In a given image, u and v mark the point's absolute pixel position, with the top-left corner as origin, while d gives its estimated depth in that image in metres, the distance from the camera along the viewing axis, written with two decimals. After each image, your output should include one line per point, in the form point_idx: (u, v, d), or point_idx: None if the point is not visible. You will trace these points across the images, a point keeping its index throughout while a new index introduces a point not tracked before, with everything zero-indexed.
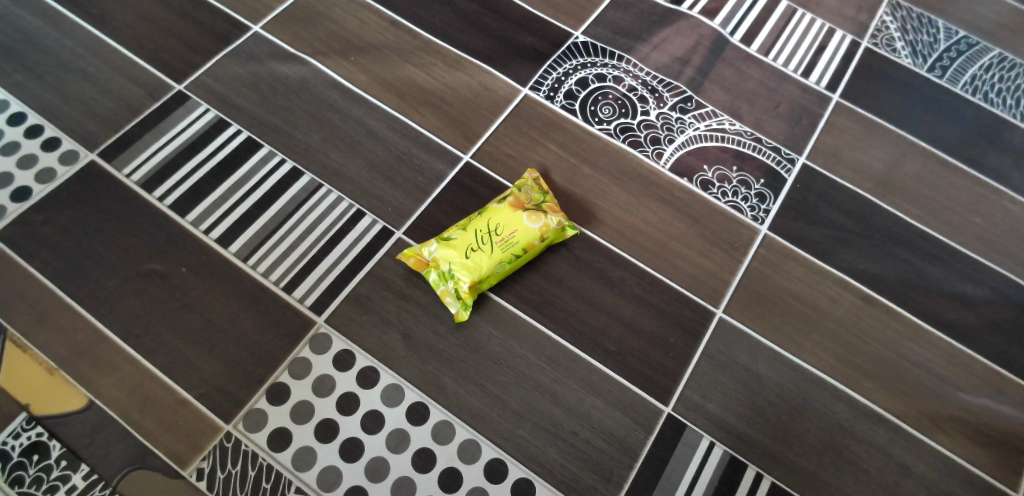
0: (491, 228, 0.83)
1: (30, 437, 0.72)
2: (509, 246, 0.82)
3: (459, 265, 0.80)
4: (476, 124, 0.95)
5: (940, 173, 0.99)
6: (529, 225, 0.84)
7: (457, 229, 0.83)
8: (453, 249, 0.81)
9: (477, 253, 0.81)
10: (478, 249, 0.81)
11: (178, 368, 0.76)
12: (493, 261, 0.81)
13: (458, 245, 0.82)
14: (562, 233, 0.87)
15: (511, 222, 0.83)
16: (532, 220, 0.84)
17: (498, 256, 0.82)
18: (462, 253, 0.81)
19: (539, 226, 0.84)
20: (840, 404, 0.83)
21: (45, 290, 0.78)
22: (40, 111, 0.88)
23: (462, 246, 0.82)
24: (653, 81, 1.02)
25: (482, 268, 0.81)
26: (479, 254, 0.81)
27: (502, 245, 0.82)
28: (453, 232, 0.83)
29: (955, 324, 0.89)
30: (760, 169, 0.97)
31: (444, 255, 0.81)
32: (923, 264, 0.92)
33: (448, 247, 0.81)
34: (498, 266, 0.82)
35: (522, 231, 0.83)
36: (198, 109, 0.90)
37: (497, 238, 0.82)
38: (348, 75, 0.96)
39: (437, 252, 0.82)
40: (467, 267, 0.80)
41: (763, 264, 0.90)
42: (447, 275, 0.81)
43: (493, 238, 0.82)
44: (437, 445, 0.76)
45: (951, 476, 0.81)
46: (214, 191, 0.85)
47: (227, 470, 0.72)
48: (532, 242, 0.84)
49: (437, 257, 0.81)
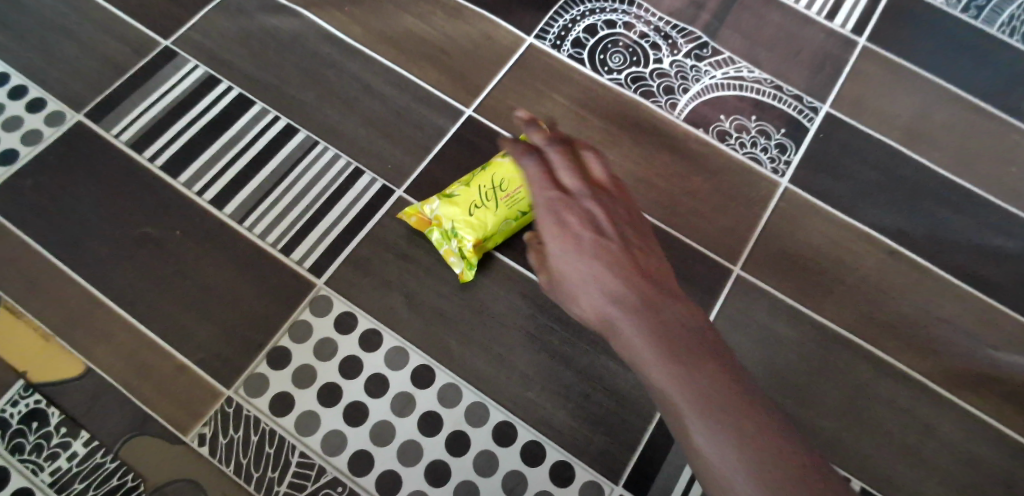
0: (495, 182, 0.77)
1: (28, 405, 0.70)
2: (517, 201, 0.77)
3: (461, 223, 0.76)
4: (478, 77, 0.90)
5: (973, 121, 0.93)
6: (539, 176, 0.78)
7: (460, 185, 0.79)
8: (456, 207, 0.77)
9: (480, 211, 0.76)
10: (483, 206, 0.77)
11: (176, 333, 0.74)
12: (499, 218, 0.76)
13: (462, 201, 0.77)
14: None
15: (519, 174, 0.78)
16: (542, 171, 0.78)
17: (505, 212, 0.77)
18: (466, 211, 0.76)
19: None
20: (862, 363, 0.80)
21: (36, 256, 0.76)
22: (23, 71, 0.84)
23: (464, 202, 0.77)
24: (666, 27, 0.95)
25: (487, 226, 0.76)
26: (483, 211, 0.76)
27: (509, 201, 0.77)
28: (456, 187, 0.79)
29: (987, 279, 0.84)
30: (781, 118, 0.91)
31: (446, 213, 0.77)
32: (953, 216, 0.87)
33: (450, 205, 0.77)
34: (505, 224, 0.77)
35: None
36: (187, 66, 0.87)
37: (503, 194, 0.77)
38: (342, 27, 0.91)
39: (439, 210, 0.77)
40: (470, 225, 0.76)
41: (783, 219, 0.86)
42: (451, 234, 0.77)
43: (500, 192, 0.77)
44: (443, 408, 0.74)
45: (978, 436, 0.78)
46: (206, 151, 0.82)
47: (229, 436, 0.71)
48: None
49: (439, 216, 0.77)
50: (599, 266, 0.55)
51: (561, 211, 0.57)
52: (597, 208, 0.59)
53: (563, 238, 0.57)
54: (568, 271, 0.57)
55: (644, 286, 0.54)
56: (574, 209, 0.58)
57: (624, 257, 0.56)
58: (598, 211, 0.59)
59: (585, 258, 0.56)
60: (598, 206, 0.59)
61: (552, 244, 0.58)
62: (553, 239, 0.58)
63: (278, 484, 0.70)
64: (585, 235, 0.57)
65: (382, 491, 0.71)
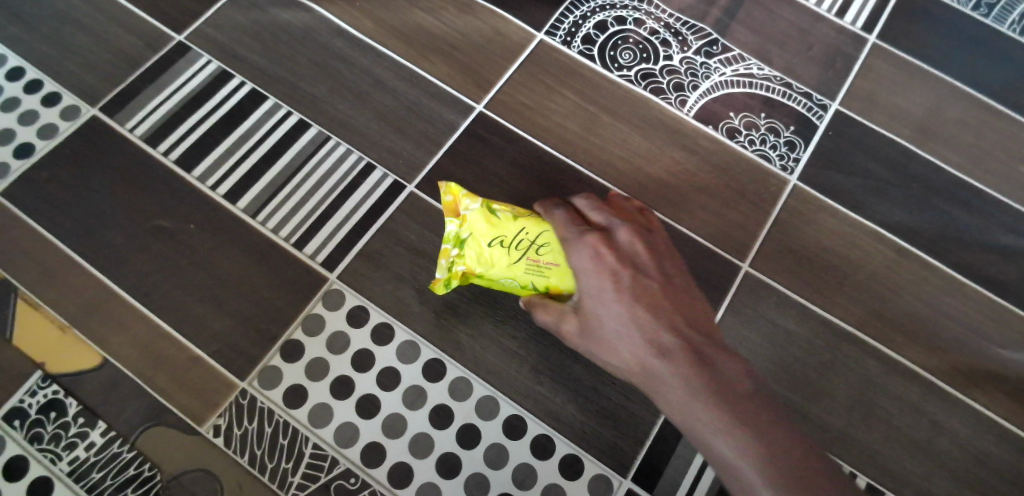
0: (542, 236, 0.73)
1: (46, 395, 0.72)
2: (537, 273, 0.72)
3: (473, 247, 0.73)
4: (489, 72, 0.90)
5: (983, 119, 0.93)
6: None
7: (511, 212, 0.75)
8: (487, 228, 0.73)
9: (499, 248, 0.72)
10: (507, 248, 0.72)
11: (191, 325, 0.75)
12: (506, 272, 0.72)
13: (496, 227, 0.73)
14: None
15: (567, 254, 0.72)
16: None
17: (516, 272, 0.72)
18: (489, 240, 0.73)
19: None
20: (870, 359, 0.80)
21: (53, 248, 0.77)
22: (38, 65, 0.85)
23: (498, 229, 0.73)
24: (676, 23, 0.96)
25: (489, 268, 0.73)
26: (499, 250, 0.72)
27: (530, 266, 0.72)
28: (504, 212, 0.74)
29: (994, 277, 0.85)
30: (791, 116, 0.91)
31: (473, 223, 0.73)
32: (962, 214, 0.87)
33: (484, 220, 0.74)
34: (507, 280, 0.73)
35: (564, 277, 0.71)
36: (200, 61, 0.87)
37: (530, 254, 0.72)
38: (353, 21, 0.91)
39: (471, 214, 0.74)
40: (477, 253, 0.73)
41: (792, 216, 0.86)
42: (460, 241, 0.74)
43: (532, 252, 0.72)
44: (455, 401, 0.75)
45: (984, 432, 0.79)
46: (219, 146, 0.83)
47: (243, 427, 0.72)
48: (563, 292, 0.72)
49: (467, 218, 0.74)
50: (636, 307, 0.64)
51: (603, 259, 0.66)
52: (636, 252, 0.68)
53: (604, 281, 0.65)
54: (609, 313, 0.65)
55: (670, 320, 0.64)
56: (614, 255, 0.67)
57: (659, 287, 0.66)
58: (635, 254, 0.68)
59: (625, 299, 0.64)
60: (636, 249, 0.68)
61: (587, 290, 0.66)
62: (596, 285, 0.66)
63: (292, 475, 0.71)
64: (625, 283, 0.65)
65: (394, 482, 0.72)
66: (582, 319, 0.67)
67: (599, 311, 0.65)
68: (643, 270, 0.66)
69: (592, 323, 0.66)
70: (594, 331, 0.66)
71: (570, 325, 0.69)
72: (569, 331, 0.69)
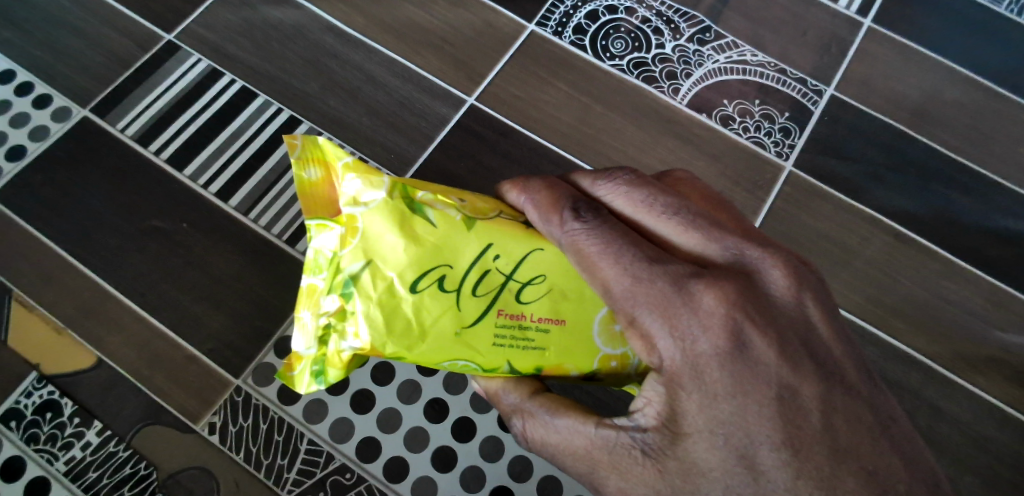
0: (491, 272, 0.56)
1: (42, 396, 0.72)
2: (509, 337, 0.55)
3: (373, 294, 0.54)
4: (480, 65, 0.89)
5: (981, 101, 0.92)
6: (594, 336, 0.56)
7: (452, 217, 0.56)
8: (404, 254, 0.54)
9: (430, 296, 0.54)
10: (446, 295, 0.55)
11: (185, 324, 0.75)
12: (441, 333, 0.55)
13: (420, 250, 0.54)
14: (629, 380, 0.58)
15: (567, 303, 0.56)
16: (603, 334, 0.56)
17: (469, 342, 0.55)
18: (406, 280, 0.54)
19: (611, 355, 0.56)
20: (868, 345, 0.80)
21: (46, 249, 0.77)
22: (29, 67, 0.85)
23: (418, 256, 0.54)
24: (669, 12, 0.95)
25: (411, 341, 0.54)
26: (431, 305, 0.54)
27: (496, 329, 0.55)
28: (426, 230, 0.55)
29: (993, 261, 0.84)
30: (786, 102, 0.91)
31: (372, 244, 0.54)
32: (960, 198, 0.87)
33: (388, 237, 0.54)
34: (449, 356, 0.55)
35: (538, 341, 0.56)
36: (190, 59, 0.87)
37: (484, 309, 0.55)
38: (343, 16, 0.90)
39: (365, 231, 0.54)
40: (382, 305, 0.54)
41: (788, 203, 0.86)
42: (348, 292, 0.54)
43: (500, 302, 0.55)
44: (449, 395, 0.75)
45: (985, 417, 0.78)
46: (211, 144, 0.83)
47: (239, 424, 0.72)
48: (565, 368, 0.56)
49: (360, 241, 0.54)
50: (808, 452, 0.44)
51: (714, 324, 0.47)
52: (765, 305, 0.48)
53: (720, 360, 0.46)
54: (762, 468, 0.44)
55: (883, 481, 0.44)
56: (746, 340, 0.47)
57: (837, 401, 0.46)
58: (765, 308, 0.48)
59: (788, 438, 0.45)
60: (766, 299, 0.49)
61: (704, 412, 0.46)
62: (727, 404, 0.46)
63: (289, 471, 0.71)
64: (778, 399, 0.46)
65: (391, 477, 0.72)
66: (681, 463, 0.47)
67: (736, 461, 0.45)
68: (798, 365, 0.47)
69: (709, 470, 0.46)
70: (716, 490, 0.45)
71: (643, 471, 0.49)
72: (634, 478, 0.49)
